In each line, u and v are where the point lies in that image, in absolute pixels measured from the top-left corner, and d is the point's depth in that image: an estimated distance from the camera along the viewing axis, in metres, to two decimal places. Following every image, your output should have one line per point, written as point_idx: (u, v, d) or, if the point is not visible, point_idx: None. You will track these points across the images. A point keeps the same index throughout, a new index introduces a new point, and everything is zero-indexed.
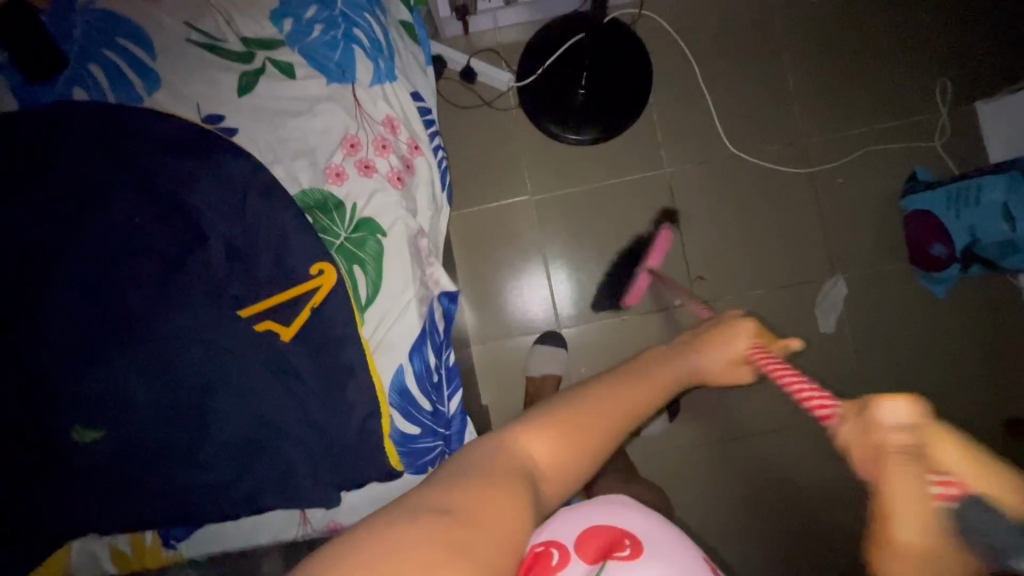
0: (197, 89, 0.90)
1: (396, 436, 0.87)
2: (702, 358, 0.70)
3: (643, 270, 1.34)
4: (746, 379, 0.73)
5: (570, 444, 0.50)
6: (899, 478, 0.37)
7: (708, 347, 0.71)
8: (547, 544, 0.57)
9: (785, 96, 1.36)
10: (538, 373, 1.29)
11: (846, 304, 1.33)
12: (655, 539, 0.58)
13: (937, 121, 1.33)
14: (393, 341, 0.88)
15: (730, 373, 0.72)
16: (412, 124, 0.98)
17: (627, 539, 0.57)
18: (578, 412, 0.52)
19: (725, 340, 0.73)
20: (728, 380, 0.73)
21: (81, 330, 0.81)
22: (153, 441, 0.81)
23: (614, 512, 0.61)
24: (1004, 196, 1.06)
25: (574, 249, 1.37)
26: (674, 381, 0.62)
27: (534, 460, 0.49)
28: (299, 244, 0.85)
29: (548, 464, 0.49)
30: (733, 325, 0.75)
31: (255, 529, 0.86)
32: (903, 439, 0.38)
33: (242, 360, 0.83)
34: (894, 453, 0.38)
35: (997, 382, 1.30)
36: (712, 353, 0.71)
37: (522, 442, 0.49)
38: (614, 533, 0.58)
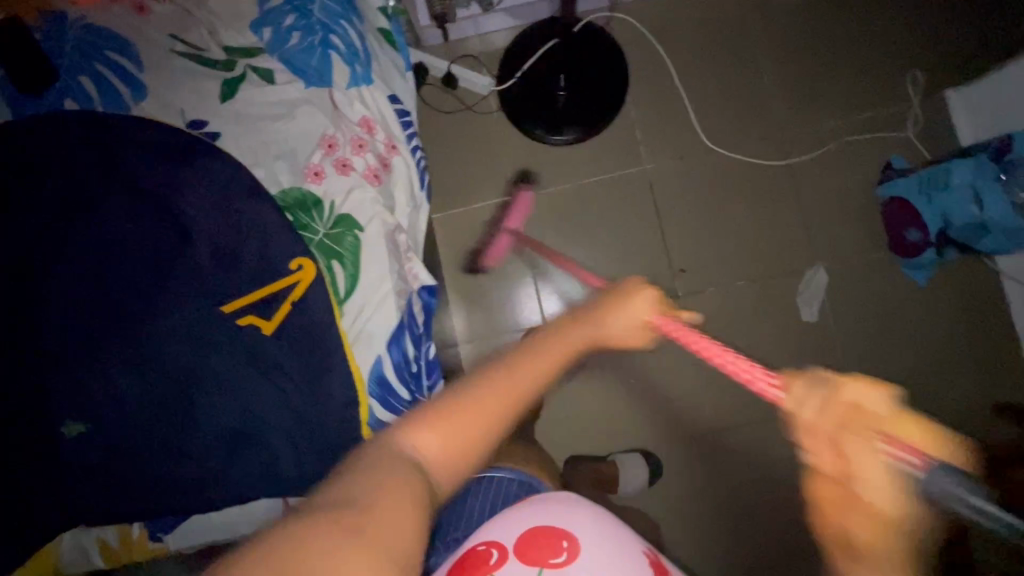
0: (183, 97, 0.94)
1: (376, 426, 0.89)
2: (599, 325, 0.68)
3: (503, 232, 1.36)
4: (645, 342, 0.71)
5: (456, 432, 0.56)
6: (861, 453, 0.45)
7: (601, 316, 0.69)
8: (487, 544, 0.59)
9: (761, 91, 1.39)
10: None
11: (827, 292, 1.35)
12: (596, 541, 0.57)
13: (910, 111, 1.35)
14: (372, 332, 0.90)
15: (632, 336, 0.70)
16: (389, 125, 1.02)
17: (566, 542, 0.57)
18: (460, 403, 0.58)
19: (618, 303, 0.70)
20: (632, 343, 0.71)
21: (69, 328, 0.84)
22: (137, 435, 0.83)
23: (556, 512, 0.60)
24: (972, 179, 1.08)
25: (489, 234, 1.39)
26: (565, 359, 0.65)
27: (424, 451, 0.55)
28: (280, 241, 0.88)
29: (439, 452, 0.56)
30: (629, 289, 0.73)
31: (238, 518, 0.87)
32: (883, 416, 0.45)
33: (224, 353, 0.85)
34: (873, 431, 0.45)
35: (984, 367, 1.30)
36: (612, 320, 0.69)
37: (412, 436, 0.56)
38: (552, 535, 0.57)
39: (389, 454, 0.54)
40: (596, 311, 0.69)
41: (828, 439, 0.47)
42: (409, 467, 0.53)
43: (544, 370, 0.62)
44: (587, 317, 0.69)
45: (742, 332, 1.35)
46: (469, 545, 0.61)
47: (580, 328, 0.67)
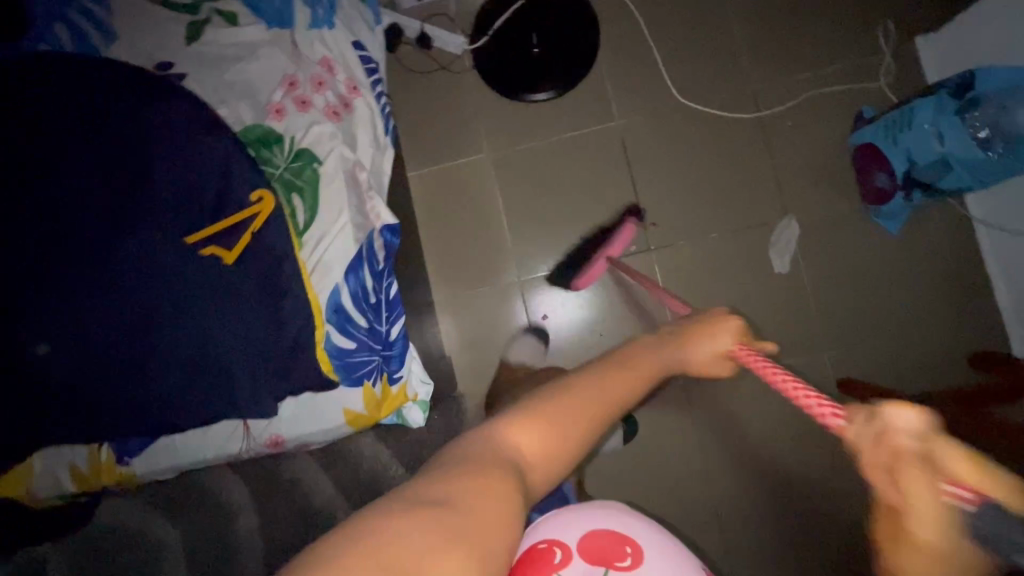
0: (151, 41, 0.98)
1: (331, 349, 0.95)
2: (692, 349, 0.66)
3: (601, 257, 1.35)
4: (729, 372, 0.68)
5: (550, 438, 0.52)
6: (919, 485, 0.37)
7: (698, 333, 0.67)
8: (549, 543, 0.57)
9: (730, 46, 1.40)
10: (513, 360, 1.33)
11: (798, 245, 1.35)
12: (658, 552, 0.55)
13: (881, 62, 1.36)
14: (330, 263, 0.95)
15: (712, 367, 0.66)
16: (350, 67, 1.05)
17: (630, 547, 0.55)
18: (560, 405, 0.54)
19: (709, 329, 0.68)
20: (713, 375, 0.67)
21: (14, 252, 0.81)
22: (98, 360, 0.83)
23: (616, 518, 0.59)
24: (934, 115, 1.09)
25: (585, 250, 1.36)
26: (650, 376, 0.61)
27: (522, 453, 0.51)
28: (241, 173, 0.91)
29: (538, 456, 0.52)
30: (717, 317, 0.70)
31: (203, 442, 0.96)
32: (912, 444, 0.38)
33: (183, 279, 0.86)
34: (907, 458, 0.38)
35: (958, 316, 1.30)
36: (703, 341, 0.66)
37: (512, 435, 0.52)
38: (618, 540, 0.56)
39: (490, 451, 0.50)
40: (695, 330, 0.68)
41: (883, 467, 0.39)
42: (508, 469, 0.49)
43: (640, 384, 0.60)
44: (679, 341, 0.66)
45: (713, 284, 1.35)
46: (527, 542, 0.60)
47: (672, 349, 0.65)
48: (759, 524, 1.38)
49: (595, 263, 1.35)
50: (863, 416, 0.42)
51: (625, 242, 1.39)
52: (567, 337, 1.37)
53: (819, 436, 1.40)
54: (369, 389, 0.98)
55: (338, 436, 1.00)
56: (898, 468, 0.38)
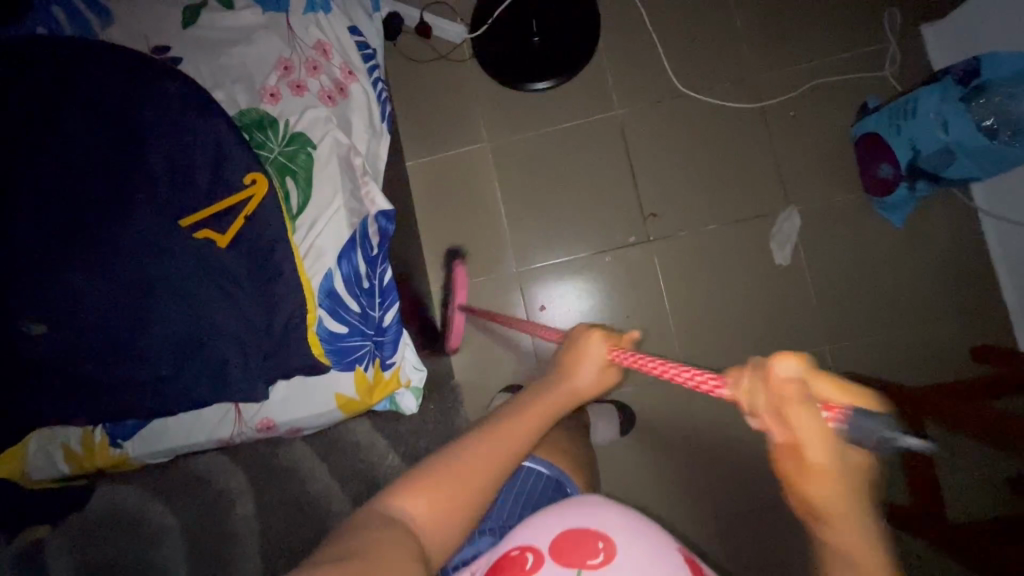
0: (148, 25, 0.99)
1: (324, 333, 0.93)
2: (575, 375, 0.60)
3: (455, 311, 1.36)
4: (620, 379, 0.64)
5: (445, 501, 0.50)
6: (802, 415, 0.37)
7: (577, 360, 0.61)
8: (522, 547, 0.57)
9: (733, 35, 1.39)
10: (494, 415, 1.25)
11: (801, 236, 1.33)
12: (633, 543, 0.54)
13: (887, 52, 1.34)
14: (323, 247, 0.94)
15: (607, 380, 0.62)
16: (347, 52, 1.05)
17: (603, 542, 0.54)
18: (449, 471, 0.51)
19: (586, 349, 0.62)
20: (604, 390, 0.62)
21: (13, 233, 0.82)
22: (92, 340, 0.84)
23: (589, 512, 0.57)
24: (939, 104, 1.06)
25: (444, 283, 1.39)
26: (539, 421, 0.57)
27: (416, 522, 0.49)
28: (234, 156, 0.91)
29: (431, 523, 0.50)
30: (581, 330, 0.64)
31: (197, 424, 0.96)
32: (792, 387, 0.38)
33: (179, 262, 0.87)
34: (789, 404, 0.38)
35: (963, 309, 1.27)
36: (584, 369, 0.60)
37: (404, 502, 0.50)
38: (589, 536, 0.54)
39: (386, 518, 0.49)
40: (572, 358, 0.62)
41: (767, 408, 0.39)
42: (402, 539, 0.47)
43: (531, 428, 0.56)
44: (559, 376, 0.61)
45: (713, 275, 1.34)
46: (504, 546, 0.60)
47: (557, 385, 0.60)
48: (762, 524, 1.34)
49: (456, 301, 1.37)
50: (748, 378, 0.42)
51: (624, 233, 1.38)
52: (566, 328, 1.35)
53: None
54: (362, 374, 0.97)
55: (331, 420, 1.00)
56: (783, 405, 0.38)
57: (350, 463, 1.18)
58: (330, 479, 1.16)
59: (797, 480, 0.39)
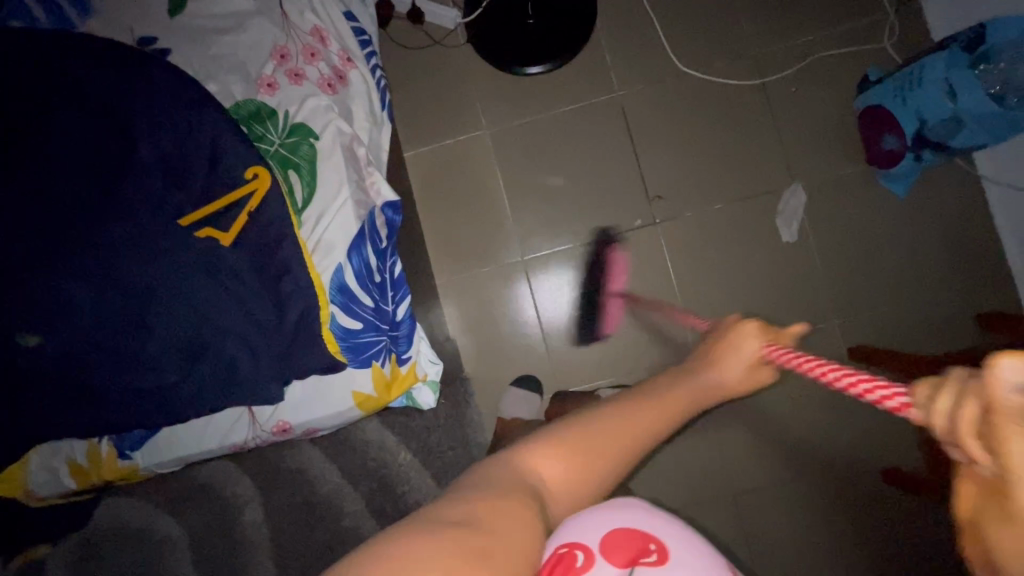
0: (132, 14, 0.94)
1: (338, 331, 0.89)
2: (724, 369, 0.56)
3: (610, 296, 1.34)
4: (768, 378, 0.60)
5: (582, 465, 0.47)
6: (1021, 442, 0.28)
7: (720, 355, 0.58)
8: (569, 544, 0.47)
9: (731, 12, 1.37)
10: (509, 415, 1.26)
11: (805, 212, 1.33)
12: (683, 546, 0.48)
13: (886, 22, 1.33)
14: (332, 241, 0.90)
15: (752, 377, 0.58)
16: (344, 37, 1.01)
17: (653, 544, 0.47)
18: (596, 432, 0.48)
19: (734, 344, 0.58)
20: (748, 388, 0.58)
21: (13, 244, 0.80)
22: (95, 349, 0.81)
23: (634, 511, 0.51)
24: (945, 72, 1.08)
25: (591, 264, 1.35)
26: (693, 405, 0.54)
27: (547, 483, 0.45)
28: (232, 150, 0.86)
29: (569, 486, 0.46)
30: (730, 326, 0.60)
31: (205, 433, 0.92)
32: (1010, 403, 0.29)
33: (180, 264, 0.83)
34: (1012, 416, 0.28)
35: (968, 278, 1.29)
36: (730, 361, 0.57)
37: (537, 463, 0.46)
38: (639, 539, 0.47)
39: (507, 476, 0.44)
40: (715, 354, 0.58)
41: (974, 432, 0.30)
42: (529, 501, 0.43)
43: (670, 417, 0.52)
44: (705, 363, 0.57)
45: (721, 254, 1.33)
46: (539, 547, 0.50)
47: (697, 375, 0.56)
48: (792, 514, 1.26)
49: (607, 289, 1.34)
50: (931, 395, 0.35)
51: (630, 216, 1.36)
52: (572, 317, 1.34)
53: (854, 418, 1.27)
54: (379, 370, 0.93)
55: (349, 420, 0.95)
56: (993, 422, 0.29)
57: (360, 464, 1.15)
58: (340, 481, 1.12)
59: (990, 524, 0.29)
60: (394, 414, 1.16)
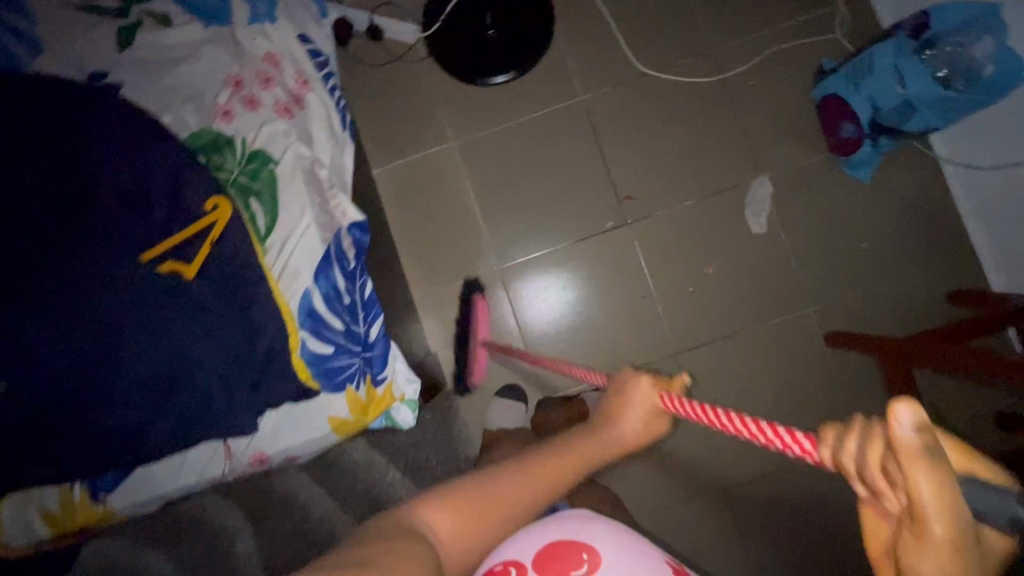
0: (79, 49, 0.92)
1: (309, 357, 0.89)
2: (622, 424, 0.59)
3: (479, 347, 1.32)
4: (663, 429, 0.63)
5: (469, 520, 0.48)
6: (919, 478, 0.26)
7: (619, 409, 0.60)
8: (505, 562, 0.51)
9: (687, 11, 1.39)
10: (495, 427, 1.26)
11: (773, 203, 1.34)
12: (615, 552, 0.51)
13: (836, 14, 1.36)
14: (298, 266, 0.90)
15: (648, 429, 0.61)
16: (299, 60, 1.01)
17: (586, 554, 0.51)
18: (483, 490, 0.50)
19: (629, 399, 0.60)
20: (645, 438, 0.62)
21: None
22: (60, 395, 0.77)
23: (574, 524, 0.54)
24: (894, 58, 1.11)
25: (467, 314, 1.33)
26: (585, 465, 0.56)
27: (437, 535, 0.46)
28: (193, 182, 0.86)
29: (454, 539, 0.47)
30: (629, 377, 0.62)
31: (183, 468, 0.93)
32: (898, 443, 0.27)
33: (146, 298, 0.81)
34: (900, 458, 0.27)
35: (934, 257, 1.31)
36: (624, 418, 0.60)
37: (430, 515, 0.47)
38: (572, 550, 0.51)
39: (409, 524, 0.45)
40: (616, 407, 0.61)
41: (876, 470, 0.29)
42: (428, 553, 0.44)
43: (560, 478, 0.54)
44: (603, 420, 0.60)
45: (692, 249, 1.34)
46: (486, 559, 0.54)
47: (592, 434, 0.59)
48: (782, 502, 1.28)
49: (479, 337, 1.32)
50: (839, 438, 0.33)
51: (601, 218, 1.36)
52: (553, 320, 1.34)
53: (835, 402, 1.29)
54: (354, 394, 0.93)
55: (326, 446, 0.96)
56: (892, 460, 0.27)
57: None
58: None
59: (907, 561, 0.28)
60: (380, 433, 1.15)
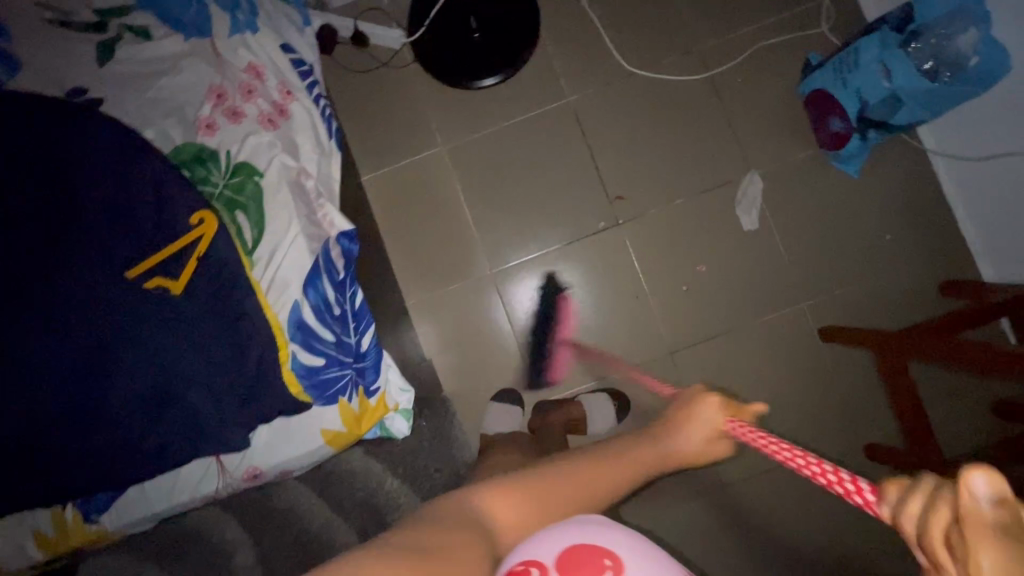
0: (59, 66, 0.91)
1: (300, 369, 0.89)
2: (686, 437, 0.62)
3: (559, 344, 1.33)
4: (724, 449, 0.65)
5: (534, 508, 0.53)
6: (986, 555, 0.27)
7: (685, 421, 0.63)
8: (524, 562, 0.45)
9: (672, 9, 1.39)
10: (491, 432, 1.23)
11: (764, 199, 1.34)
12: (642, 564, 0.45)
13: (822, 8, 1.36)
14: (286, 278, 0.89)
15: (710, 447, 0.63)
16: (282, 70, 1.00)
17: (609, 559, 0.45)
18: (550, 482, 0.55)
19: (693, 414, 0.63)
20: (706, 455, 0.64)
21: None
22: (49, 412, 0.78)
23: (595, 529, 0.48)
24: (880, 52, 1.10)
25: (544, 311, 1.34)
26: (645, 471, 0.61)
27: (501, 522, 0.51)
28: (175, 195, 0.85)
29: (515, 524, 0.52)
30: (698, 394, 0.65)
31: (173, 487, 0.91)
32: (976, 513, 0.28)
33: (133, 315, 0.81)
34: (973, 528, 0.28)
35: (926, 248, 1.31)
36: (688, 431, 0.63)
37: (493, 503, 0.52)
38: (594, 554, 0.45)
39: (459, 517, 0.50)
40: (681, 420, 0.64)
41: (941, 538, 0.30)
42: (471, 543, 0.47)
43: (619, 479, 0.58)
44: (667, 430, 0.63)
45: (685, 248, 1.34)
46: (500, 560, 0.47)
47: (657, 442, 0.62)
48: (780, 495, 1.29)
49: (560, 334, 1.34)
50: (900, 496, 0.34)
51: (593, 219, 1.36)
52: (546, 321, 1.34)
53: (830, 396, 1.30)
54: (346, 406, 0.92)
55: (320, 458, 0.95)
56: (963, 531, 0.28)
57: None
58: None
59: None
60: (376, 442, 1.14)
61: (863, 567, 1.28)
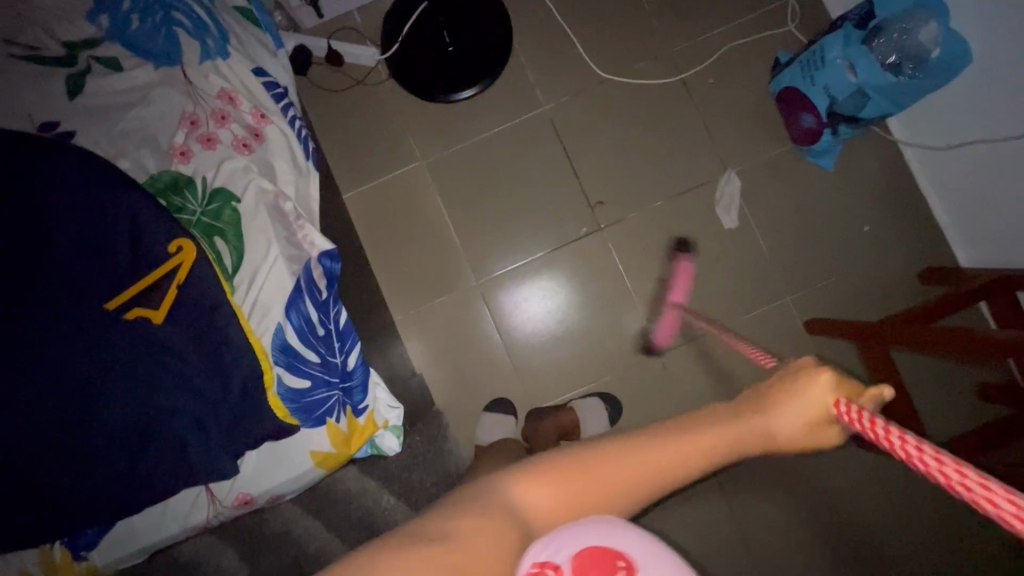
0: (28, 101, 0.90)
1: (285, 393, 0.88)
2: (776, 421, 0.49)
3: (669, 307, 1.33)
4: (832, 439, 0.51)
5: (565, 493, 0.48)
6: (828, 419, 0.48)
7: (780, 399, 0.50)
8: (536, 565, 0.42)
9: (641, 15, 1.41)
10: (483, 441, 1.24)
11: (742, 197, 1.36)
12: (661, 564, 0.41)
13: (787, 7, 1.39)
14: (267, 302, 0.89)
15: (813, 435, 0.49)
16: (255, 95, 1.02)
17: (623, 561, 0.41)
18: (588, 462, 0.49)
19: (799, 388, 0.49)
20: (810, 444, 0.50)
21: None
22: (30, 450, 0.77)
23: (609, 528, 0.44)
24: (845, 49, 1.12)
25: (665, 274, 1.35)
26: (725, 453, 0.50)
27: (531, 510, 0.47)
28: (150, 225, 0.83)
29: (548, 513, 0.47)
30: (804, 367, 0.51)
31: (164, 518, 0.89)
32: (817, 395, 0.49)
33: (114, 348, 0.80)
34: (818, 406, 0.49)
35: (902, 237, 1.34)
36: (787, 413, 0.49)
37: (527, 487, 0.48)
38: (605, 556, 0.41)
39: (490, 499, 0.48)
40: (774, 396, 0.50)
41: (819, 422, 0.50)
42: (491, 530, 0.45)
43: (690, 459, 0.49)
44: (754, 408, 0.50)
45: (667, 249, 1.35)
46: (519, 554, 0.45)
47: (744, 422, 0.50)
48: (776, 489, 1.30)
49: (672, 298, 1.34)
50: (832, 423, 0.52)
51: (576, 225, 1.37)
52: (534, 323, 1.35)
53: None
54: (335, 426, 0.93)
55: (308, 481, 0.95)
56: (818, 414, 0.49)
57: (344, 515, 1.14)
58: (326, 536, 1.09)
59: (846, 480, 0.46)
60: (369, 460, 1.14)
61: (860, 554, 1.29)
